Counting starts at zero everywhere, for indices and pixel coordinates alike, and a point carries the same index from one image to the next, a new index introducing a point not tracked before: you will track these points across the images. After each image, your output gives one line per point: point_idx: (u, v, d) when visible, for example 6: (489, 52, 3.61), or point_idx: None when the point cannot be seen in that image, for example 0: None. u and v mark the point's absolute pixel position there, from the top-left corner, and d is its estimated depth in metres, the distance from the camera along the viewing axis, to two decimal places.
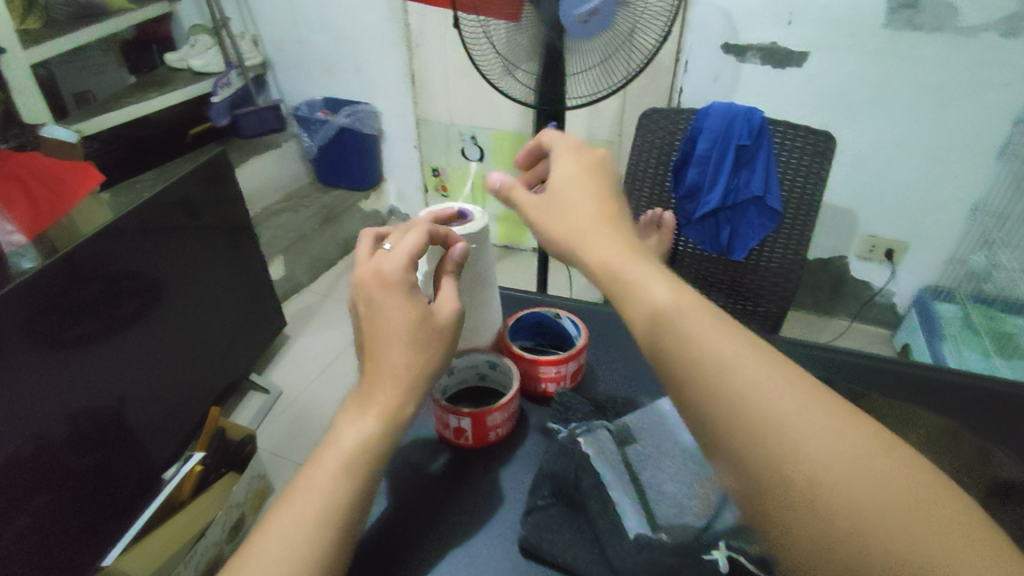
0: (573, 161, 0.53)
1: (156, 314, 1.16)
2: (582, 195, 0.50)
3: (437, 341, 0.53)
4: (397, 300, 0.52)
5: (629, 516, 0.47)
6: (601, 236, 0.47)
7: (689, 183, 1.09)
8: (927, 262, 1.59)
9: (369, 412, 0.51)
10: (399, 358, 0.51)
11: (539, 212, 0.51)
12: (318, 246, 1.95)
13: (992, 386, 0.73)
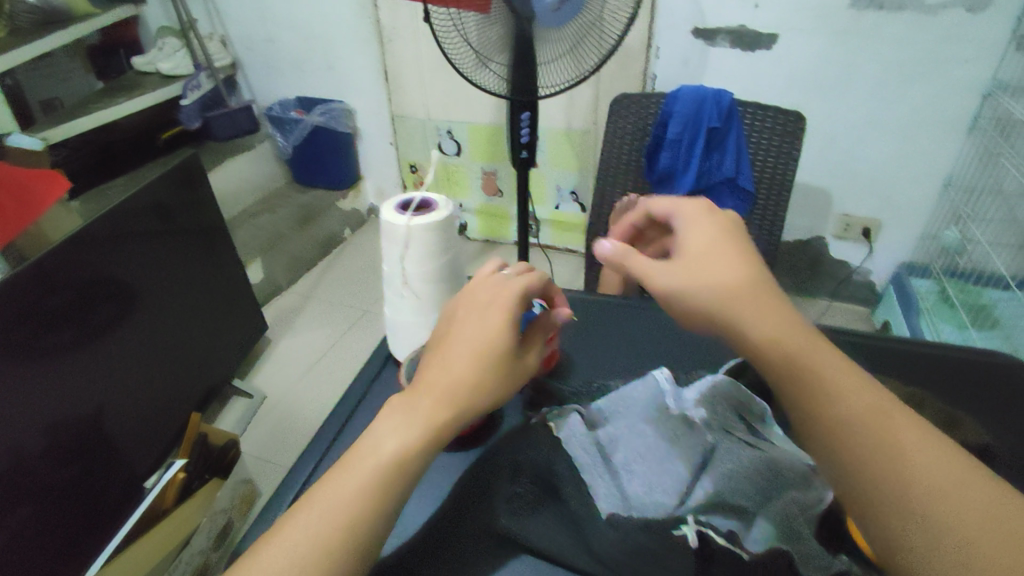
0: (706, 226, 0.52)
1: (133, 321, 1.14)
2: (735, 260, 0.48)
3: (505, 384, 0.48)
4: (491, 322, 0.49)
5: (602, 496, 0.48)
6: (754, 302, 0.45)
7: (662, 167, 1.10)
8: (902, 238, 1.61)
9: (407, 427, 0.45)
10: (466, 380, 0.46)
11: (674, 275, 0.50)
12: (297, 247, 1.93)
13: (959, 353, 0.74)
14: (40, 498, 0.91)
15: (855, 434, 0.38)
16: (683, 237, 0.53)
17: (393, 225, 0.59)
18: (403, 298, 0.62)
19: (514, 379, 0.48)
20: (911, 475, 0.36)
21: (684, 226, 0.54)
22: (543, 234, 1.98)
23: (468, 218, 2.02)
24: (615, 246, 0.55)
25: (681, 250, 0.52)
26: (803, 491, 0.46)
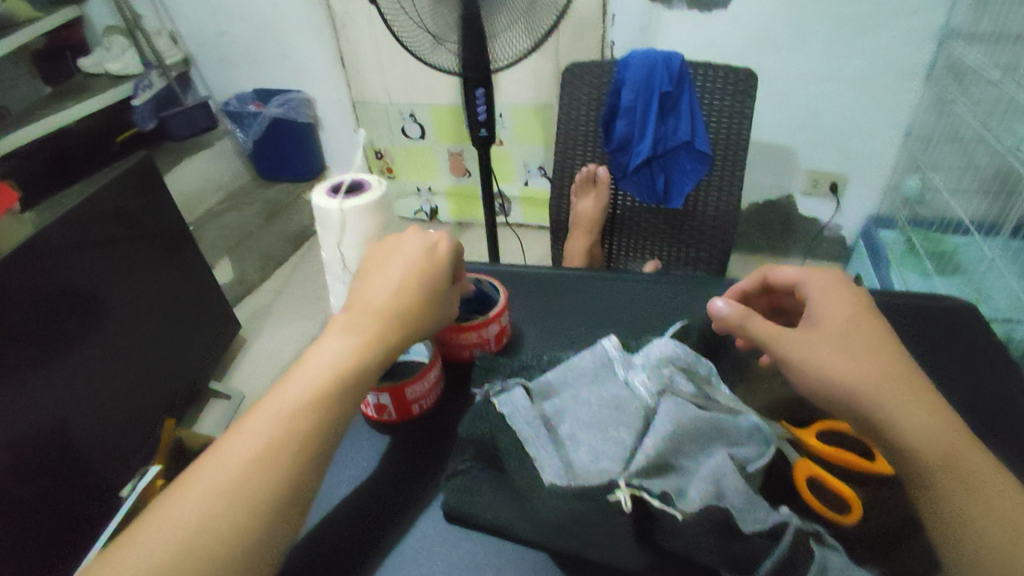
0: (842, 300, 0.54)
1: (98, 332, 1.12)
2: (873, 348, 0.51)
3: (432, 312, 0.56)
4: (424, 257, 0.57)
5: (548, 466, 0.47)
6: (901, 386, 0.48)
7: (619, 135, 1.08)
8: (870, 191, 1.61)
9: (348, 346, 0.51)
10: (399, 308, 0.54)
11: (814, 351, 0.52)
12: (267, 243, 1.92)
13: (918, 302, 0.73)
14: (5, 516, 0.89)
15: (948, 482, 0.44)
16: (819, 308, 0.55)
17: (324, 211, 0.58)
18: (346, 284, 0.62)
19: (440, 310, 0.57)
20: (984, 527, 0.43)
21: (819, 294, 0.56)
22: (514, 212, 1.97)
23: (438, 201, 2.01)
24: (735, 307, 0.57)
25: (816, 320, 0.54)
26: (744, 447, 0.48)
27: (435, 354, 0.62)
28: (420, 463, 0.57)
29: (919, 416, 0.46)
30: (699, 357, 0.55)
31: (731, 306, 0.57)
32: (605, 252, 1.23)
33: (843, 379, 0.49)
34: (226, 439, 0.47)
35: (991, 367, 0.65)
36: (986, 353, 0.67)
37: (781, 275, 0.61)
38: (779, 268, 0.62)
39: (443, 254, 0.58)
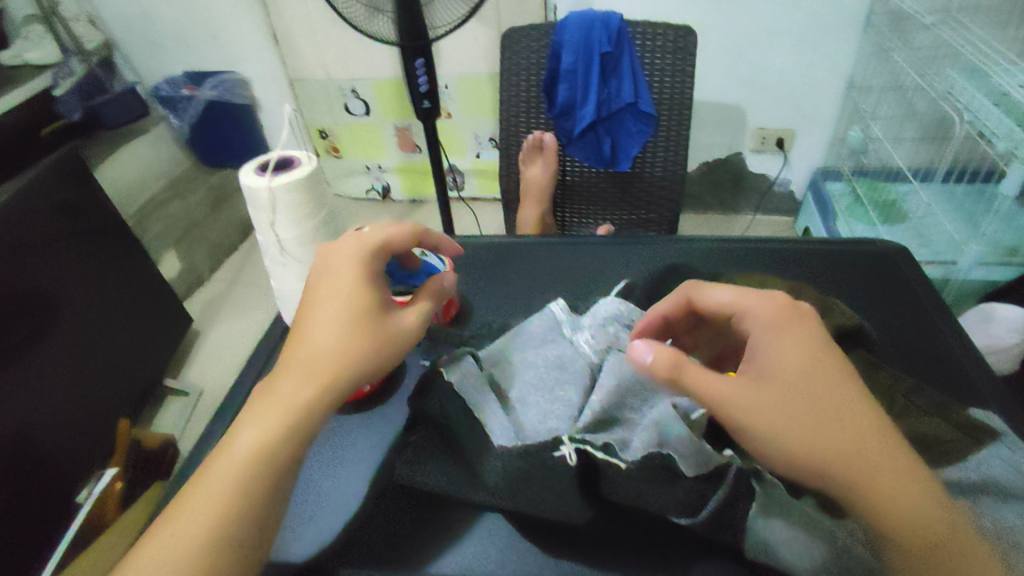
0: (791, 337, 0.51)
1: (52, 334, 1.07)
2: (815, 406, 0.47)
3: (373, 340, 0.53)
4: (346, 292, 0.54)
5: (498, 431, 0.48)
6: (863, 440, 0.45)
7: (562, 101, 1.07)
8: (815, 145, 1.65)
9: (281, 397, 0.50)
10: (328, 346, 0.52)
11: (769, 408, 0.47)
12: (215, 233, 1.85)
13: (852, 249, 0.76)
14: None
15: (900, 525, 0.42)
16: (764, 353, 0.51)
17: (253, 190, 0.56)
18: (284, 265, 0.60)
19: (385, 335, 0.53)
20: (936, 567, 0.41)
21: (763, 333, 0.51)
22: (468, 185, 1.94)
23: (389, 179, 1.97)
24: (667, 351, 0.47)
25: (764, 365, 0.50)
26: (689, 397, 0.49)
27: None
28: (373, 440, 0.57)
29: (874, 467, 0.44)
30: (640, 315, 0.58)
31: (661, 351, 0.47)
32: (559, 220, 1.23)
33: (806, 444, 0.45)
34: (159, 529, 0.46)
35: (918, 303, 0.68)
36: (912, 290, 0.70)
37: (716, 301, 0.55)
38: (712, 290, 0.55)
39: (363, 281, 0.55)
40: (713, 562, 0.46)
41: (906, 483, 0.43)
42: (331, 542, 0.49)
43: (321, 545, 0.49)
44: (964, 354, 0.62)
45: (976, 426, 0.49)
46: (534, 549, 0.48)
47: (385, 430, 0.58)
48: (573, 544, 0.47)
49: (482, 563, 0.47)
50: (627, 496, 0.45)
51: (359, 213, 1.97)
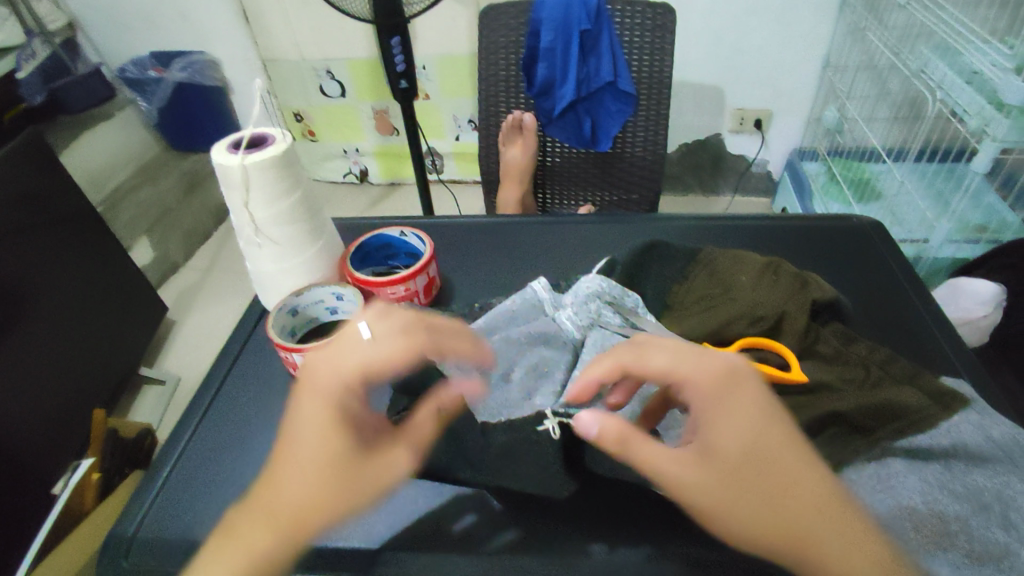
0: (737, 417, 0.42)
1: (16, 327, 1.03)
2: (773, 490, 0.40)
3: (362, 484, 0.42)
4: (320, 420, 0.43)
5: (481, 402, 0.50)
6: (815, 526, 0.39)
7: (541, 80, 1.06)
8: (791, 125, 1.67)
9: (242, 547, 0.39)
10: (306, 492, 0.41)
11: (717, 504, 0.40)
12: (189, 219, 1.81)
13: (825, 223, 0.77)
14: None
15: None
16: (706, 434, 0.42)
17: (225, 168, 0.54)
18: (260, 246, 0.59)
19: (376, 475, 0.42)
20: None
21: (707, 411, 0.42)
22: (447, 168, 1.92)
23: (367, 162, 1.94)
24: (615, 421, 0.42)
25: (710, 449, 0.41)
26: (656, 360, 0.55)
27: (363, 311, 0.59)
28: None
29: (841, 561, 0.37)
30: (625, 291, 0.57)
31: (609, 420, 0.42)
32: (540, 201, 1.23)
33: (748, 534, 0.40)
34: None
35: (891, 276, 0.70)
36: (885, 264, 0.71)
37: (650, 370, 0.45)
38: (646, 352, 0.45)
39: (337, 406, 0.44)
40: (692, 531, 0.47)
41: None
42: None
43: None
44: (934, 326, 0.64)
45: (943, 391, 0.50)
46: (520, 525, 0.48)
47: None
48: (557, 518, 0.48)
49: (469, 540, 0.48)
50: None
51: (337, 197, 1.94)
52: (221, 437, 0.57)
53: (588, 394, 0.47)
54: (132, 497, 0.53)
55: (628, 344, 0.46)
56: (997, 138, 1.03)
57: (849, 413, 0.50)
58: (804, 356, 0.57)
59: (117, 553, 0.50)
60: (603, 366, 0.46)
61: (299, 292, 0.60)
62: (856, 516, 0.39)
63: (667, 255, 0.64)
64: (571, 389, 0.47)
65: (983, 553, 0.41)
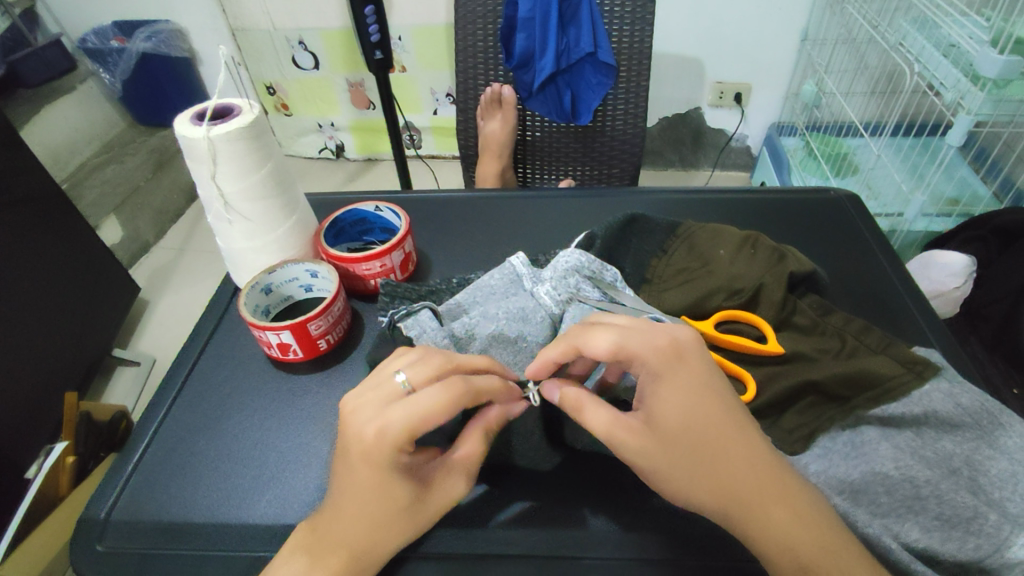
0: (680, 390, 0.43)
1: None
2: (708, 457, 0.42)
3: (427, 513, 0.44)
4: (375, 475, 0.41)
5: (431, 336, 0.52)
6: (745, 487, 0.41)
7: (520, 51, 1.04)
8: (771, 98, 1.66)
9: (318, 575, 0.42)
10: (383, 534, 0.43)
11: (658, 467, 0.42)
12: (159, 197, 1.75)
13: (801, 196, 0.77)
14: None
15: None
16: (649, 404, 0.43)
17: (190, 141, 0.52)
18: (230, 222, 0.57)
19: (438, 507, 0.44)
20: None
21: (651, 383, 0.43)
22: (425, 143, 1.89)
23: (343, 137, 1.89)
24: (573, 390, 0.46)
25: (653, 420, 0.43)
26: None
27: (337, 285, 0.58)
28: (334, 399, 0.57)
29: (761, 516, 0.41)
30: (603, 265, 0.57)
31: (568, 387, 0.47)
32: (519, 175, 1.22)
33: (686, 491, 0.42)
34: None
35: (866, 249, 0.70)
36: (860, 236, 0.72)
37: (597, 351, 0.44)
38: (597, 335, 0.44)
39: (391, 463, 0.41)
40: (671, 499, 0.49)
41: (799, 529, 0.40)
42: (296, 500, 0.49)
43: (286, 504, 0.49)
44: (908, 296, 0.65)
45: (915, 359, 0.51)
46: (504, 496, 0.49)
47: (346, 387, 0.57)
48: (539, 491, 0.50)
49: (454, 513, 0.48)
50: None
51: (312, 173, 1.90)
52: (197, 415, 0.56)
53: (546, 371, 0.48)
54: (103, 479, 0.52)
55: (579, 327, 0.46)
56: (972, 110, 1.04)
57: (825, 383, 0.50)
58: (780, 328, 0.57)
59: (91, 537, 0.49)
60: (558, 349, 0.46)
61: (272, 268, 0.58)
62: (782, 473, 0.42)
63: (648, 227, 0.64)
64: (529, 370, 0.48)
65: (953, 516, 0.43)
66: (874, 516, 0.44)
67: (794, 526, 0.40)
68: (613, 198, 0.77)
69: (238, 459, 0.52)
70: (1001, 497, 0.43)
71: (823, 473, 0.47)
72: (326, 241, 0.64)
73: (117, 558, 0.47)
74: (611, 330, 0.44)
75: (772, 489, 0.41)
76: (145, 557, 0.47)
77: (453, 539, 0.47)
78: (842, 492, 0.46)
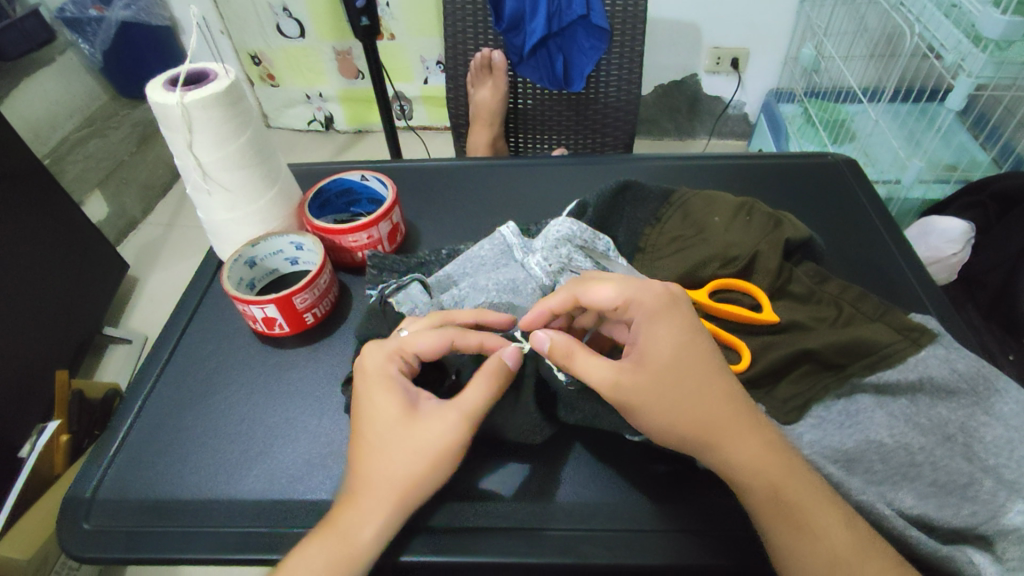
0: (669, 329, 0.44)
1: None
2: (693, 394, 0.43)
3: (426, 451, 0.44)
4: (377, 402, 0.45)
5: (419, 308, 0.52)
6: (732, 426, 0.42)
7: (509, 13, 1.00)
8: (768, 64, 1.63)
9: (343, 537, 0.42)
10: (399, 490, 0.43)
11: (646, 404, 0.43)
12: (145, 172, 1.72)
13: (799, 162, 0.76)
14: None
15: (809, 534, 0.40)
16: (640, 344, 0.45)
17: (164, 108, 0.50)
18: (209, 193, 0.55)
19: (437, 444, 0.44)
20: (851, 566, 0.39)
21: (644, 324, 0.45)
22: (417, 114, 1.85)
23: (332, 108, 1.85)
24: (563, 336, 0.45)
25: (644, 358, 0.44)
26: None
27: (324, 257, 0.57)
28: (320, 373, 0.56)
29: (745, 456, 0.42)
30: (597, 235, 0.55)
31: (558, 334, 0.45)
32: (511, 145, 1.19)
33: (668, 428, 0.43)
34: None
35: (864, 216, 0.69)
36: (858, 201, 0.70)
37: (600, 300, 0.46)
38: (597, 289, 0.46)
39: (390, 390, 0.45)
40: (665, 466, 0.49)
41: (779, 470, 0.41)
42: (283, 475, 0.49)
43: (274, 479, 0.49)
44: (906, 263, 0.63)
45: (912, 326, 0.50)
46: (496, 468, 0.49)
47: (333, 361, 0.56)
48: (533, 463, 0.49)
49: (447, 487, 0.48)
50: (585, 416, 0.49)
51: (301, 146, 1.87)
52: (179, 392, 0.55)
53: (540, 323, 0.49)
54: (87, 456, 0.51)
55: (578, 279, 0.48)
56: (973, 73, 1.01)
57: (821, 352, 0.49)
58: (776, 297, 0.56)
59: (76, 516, 0.48)
60: (557, 301, 0.48)
61: (255, 241, 0.56)
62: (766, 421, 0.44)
63: (642, 194, 0.62)
64: (523, 320, 0.49)
65: (948, 482, 0.43)
66: (868, 484, 0.44)
67: (783, 474, 0.41)
68: (606, 165, 0.75)
69: (223, 436, 0.52)
70: (996, 463, 0.44)
71: (817, 444, 0.46)
72: (311, 212, 0.62)
73: (104, 537, 0.47)
74: (613, 281, 0.46)
75: (756, 432, 0.42)
76: (133, 535, 0.46)
77: (425, 510, 0.47)
78: (837, 461, 0.45)
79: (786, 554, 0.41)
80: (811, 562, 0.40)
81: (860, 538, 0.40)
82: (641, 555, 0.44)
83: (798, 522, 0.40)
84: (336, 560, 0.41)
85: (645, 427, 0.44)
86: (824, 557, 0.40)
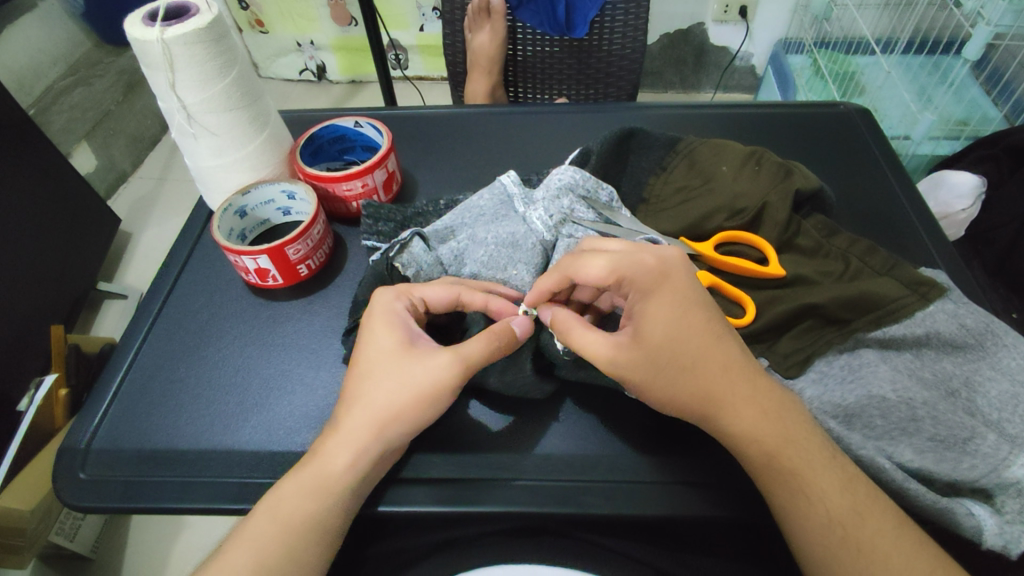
0: (667, 303, 0.43)
1: None
2: (693, 367, 0.42)
3: (406, 383, 0.43)
4: (376, 334, 0.45)
5: (426, 271, 0.51)
6: (736, 397, 0.42)
7: None
8: (779, 11, 1.56)
9: (319, 467, 0.42)
10: (377, 420, 0.43)
11: (646, 381, 0.43)
12: (133, 123, 1.66)
13: (809, 111, 0.73)
14: None
15: (809, 496, 0.40)
16: (637, 321, 0.43)
17: (143, 43, 0.47)
18: (195, 136, 0.53)
19: (421, 382, 0.43)
20: (850, 525, 0.39)
21: (640, 300, 0.44)
22: (413, 64, 1.79)
23: (324, 57, 1.79)
24: (564, 311, 0.46)
25: (642, 336, 0.43)
26: None
27: (318, 208, 0.55)
28: (315, 327, 0.54)
29: (748, 428, 0.41)
30: (599, 184, 0.54)
31: (560, 309, 0.46)
32: (511, 94, 1.15)
33: (671, 401, 0.43)
34: None
35: (874, 167, 0.67)
36: (869, 154, 0.68)
37: (591, 278, 0.44)
38: (587, 264, 0.44)
39: (398, 322, 0.46)
40: (666, 422, 0.48)
41: (781, 434, 0.41)
42: (281, 427, 0.48)
43: (272, 431, 0.48)
44: (917, 218, 0.62)
45: (921, 280, 0.49)
46: (495, 420, 0.49)
47: (329, 313, 0.55)
48: (533, 417, 0.49)
49: (446, 439, 0.48)
50: (585, 371, 0.48)
51: (294, 97, 1.81)
52: (173, 343, 0.54)
53: (543, 299, 0.47)
54: (82, 408, 0.50)
55: (569, 256, 0.46)
56: (992, 21, 0.97)
57: (826, 306, 0.48)
58: (783, 249, 0.54)
59: (74, 466, 0.47)
60: (551, 281, 0.46)
61: (245, 190, 0.54)
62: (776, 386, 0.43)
63: (647, 142, 0.60)
64: (526, 297, 0.48)
65: (948, 437, 0.43)
66: (867, 438, 0.44)
67: (788, 442, 0.41)
68: (611, 112, 0.73)
69: (218, 387, 0.51)
70: (998, 418, 0.43)
71: (819, 399, 0.46)
72: (303, 160, 0.60)
73: (102, 487, 0.46)
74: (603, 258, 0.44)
75: (761, 402, 0.42)
76: (132, 484, 0.46)
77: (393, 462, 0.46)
78: (837, 416, 0.45)
79: (785, 510, 0.40)
80: (808, 521, 0.40)
81: (863, 496, 0.40)
82: (638, 505, 0.44)
83: (802, 481, 0.40)
84: (302, 486, 0.41)
85: (648, 399, 0.44)
86: (820, 516, 0.39)
